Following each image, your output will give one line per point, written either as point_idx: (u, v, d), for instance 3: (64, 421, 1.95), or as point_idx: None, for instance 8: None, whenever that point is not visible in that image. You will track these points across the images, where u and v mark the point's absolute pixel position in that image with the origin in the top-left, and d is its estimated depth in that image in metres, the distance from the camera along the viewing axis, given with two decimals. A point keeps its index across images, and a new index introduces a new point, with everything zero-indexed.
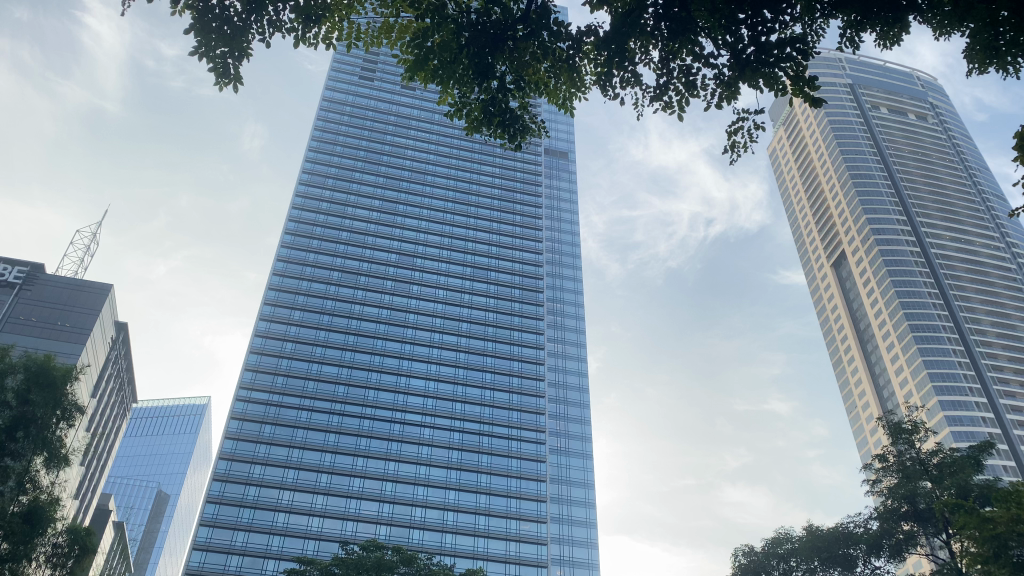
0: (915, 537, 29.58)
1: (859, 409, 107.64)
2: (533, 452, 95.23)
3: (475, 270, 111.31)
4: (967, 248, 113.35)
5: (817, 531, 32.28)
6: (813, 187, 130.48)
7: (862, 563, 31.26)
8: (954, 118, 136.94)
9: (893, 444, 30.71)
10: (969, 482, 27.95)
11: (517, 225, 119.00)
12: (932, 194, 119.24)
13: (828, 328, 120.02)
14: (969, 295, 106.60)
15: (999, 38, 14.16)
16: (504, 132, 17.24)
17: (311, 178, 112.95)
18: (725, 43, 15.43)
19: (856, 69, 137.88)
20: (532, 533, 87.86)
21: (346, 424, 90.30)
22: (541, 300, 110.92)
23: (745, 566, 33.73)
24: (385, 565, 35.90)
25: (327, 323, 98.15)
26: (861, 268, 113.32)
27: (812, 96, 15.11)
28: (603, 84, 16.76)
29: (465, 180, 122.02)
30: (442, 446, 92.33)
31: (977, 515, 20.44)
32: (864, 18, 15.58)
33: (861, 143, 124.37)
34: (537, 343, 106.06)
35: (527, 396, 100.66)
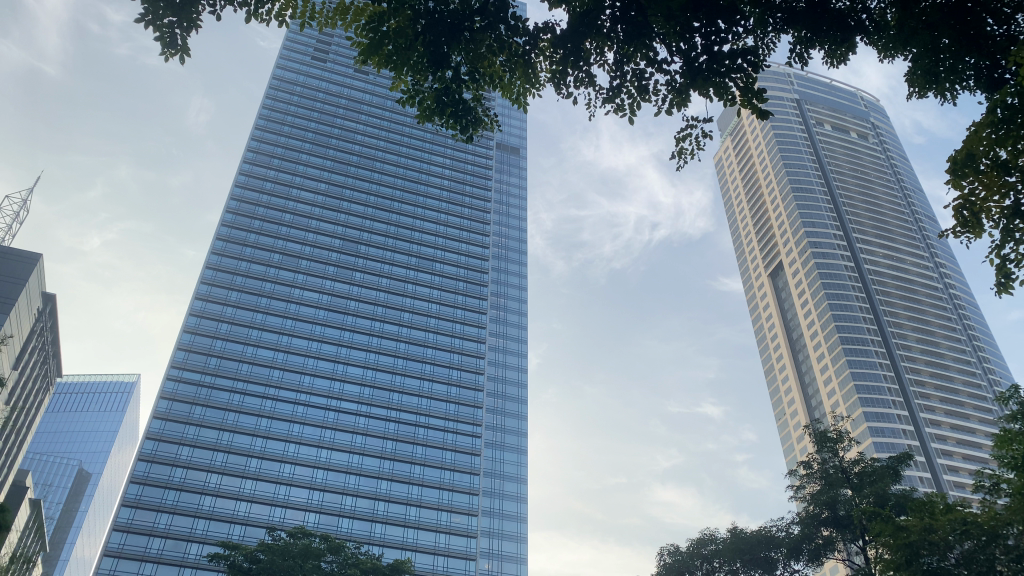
0: (834, 543, 30.31)
1: (787, 416, 110.27)
2: (468, 445, 95.47)
3: (419, 260, 110.87)
4: (898, 266, 117.22)
5: (741, 533, 33.01)
6: (755, 197, 133.35)
7: (782, 566, 32.15)
8: (893, 138, 141.46)
9: (817, 452, 31.59)
10: (887, 491, 28.94)
11: (465, 218, 118.75)
12: (868, 212, 122.92)
13: (762, 336, 122.68)
14: (897, 311, 110.10)
15: (939, 63, 14.61)
16: (456, 122, 17.13)
17: (256, 157, 110.69)
18: (678, 49, 15.61)
19: (804, 85, 141.11)
20: (463, 526, 88.27)
21: (279, 409, 88.86)
22: (484, 294, 111.10)
23: (670, 566, 34.40)
24: (311, 553, 35.53)
25: (264, 306, 96.37)
26: (797, 280, 116.23)
27: (759, 108, 15.45)
28: (556, 81, 16.77)
29: (415, 169, 121.10)
30: (376, 436, 91.67)
31: (891, 523, 20.88)
32: (813, 35, 15.93)
33: (803, 157, 127.48)
34: (478, 336, 106.24)
35: (465, 389, 100.72)
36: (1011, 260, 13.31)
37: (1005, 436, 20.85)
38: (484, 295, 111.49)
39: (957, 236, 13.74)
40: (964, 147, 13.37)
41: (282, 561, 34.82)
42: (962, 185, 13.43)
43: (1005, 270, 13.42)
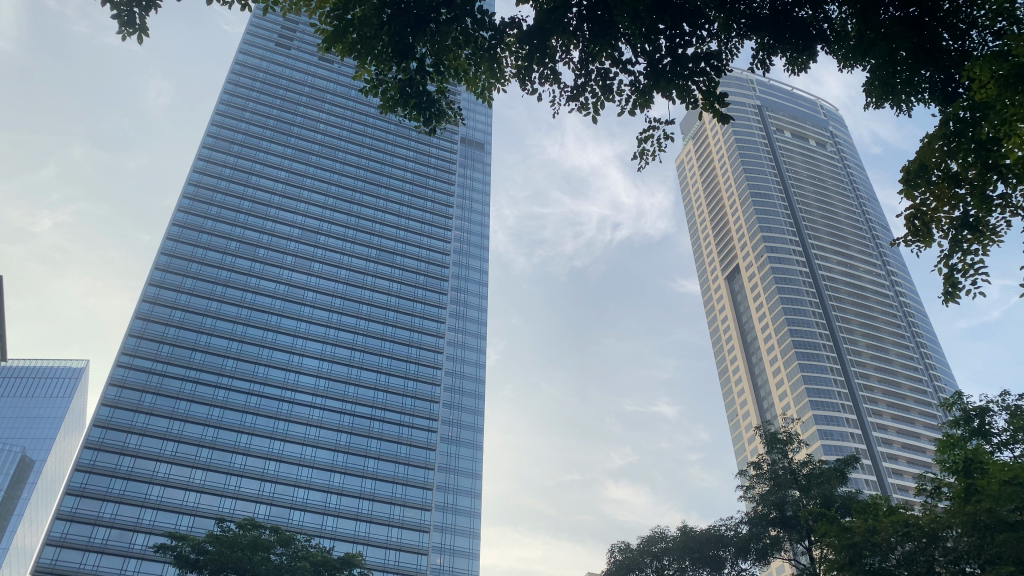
0: (781, 543, 30.83)
1: (739, 417, 111.84)
2: (423, 440, 95.27)
3: (380, 253, 110.09)
4: (851, 273, 119.65)
5: (691, 532, 33.41)
6: (715, 201, 134.98)
7: (730, 564, 32.69)
8: (850, 147, 144.25)
9: (767, 453, 32.13)
10: (832, 493, 29.53)
11: (427, 212, 118.19)
12: (824, 219, 125.19)
13: (717, 337, 124.24)
14: (849, 317, 112.34)
15: (896, 76, 14.73)
16: (419, 114, 17.06)
17: (215, 143, 108.83)
18: (643, 51, 15.69)
19: (766, 91, 143.03)
20: (415, 520, 88.10)
21: (232, 399, 87.59)
22: (444, 289, 110.75)
23: (620, 563, 34.76)
24: (261, 545, 35.11)
25: (220, 294, 94.89)
26: (753, 283, 117.96)
27: (720, 113, 15.60)
28: (521, 77, 16.77)
29: (378, 160, 120.18)
30: (330, 428, 90.91)
31: (836, 525, 21.26)
32: (775, 42, 16.06)
33: (763, 163, 129.29)
34: (437, 331, 105.89)
35: (422, 383, 100.39)
36: (958, 270, 13.61)
37: (947, 440, 21.50)
38: (444, 290, 111.15)
39: (908, 245, 14.02)
40: (918, 158, 13.64)
41: (231, 552, 34.36)
42: (914, 195, 13.71)
43: (952, 280, 13.74)
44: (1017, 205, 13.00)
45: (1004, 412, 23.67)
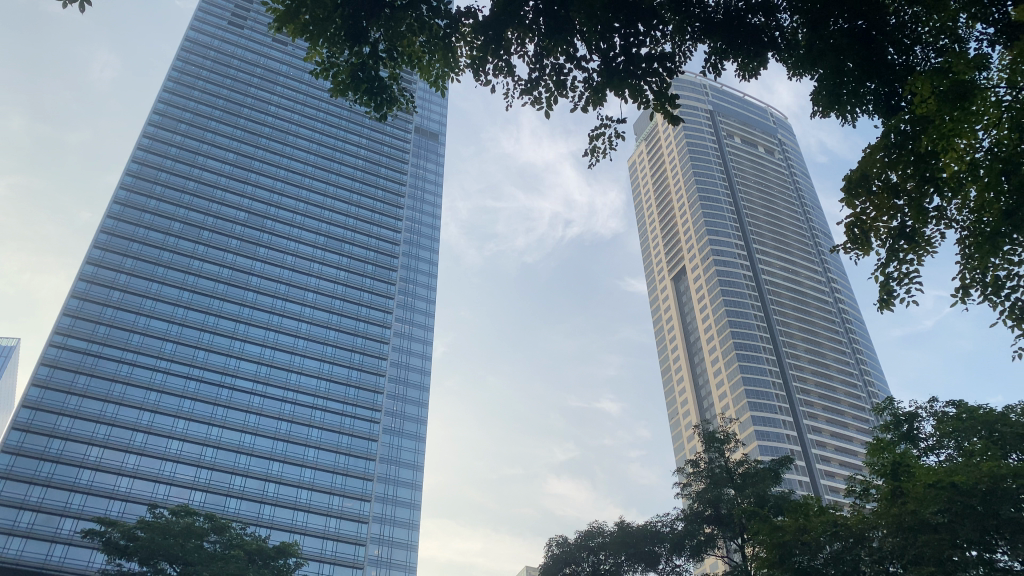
0: (715, 540, 31.39)
1: (680, 416, 113.66)
2: (365, 430, 94.56)
3: (328, 240, 108.75)
4: (793, 278, 122.28)
5: (628, 528, 33.73)
6: (664, 202, 136.60)
7: (664, 560, 33.12)
8: (797, 156, 147.41)
9: (705, 451, 32.62)
10: (766, 492, 30.09)
11: (378, 200, 117.13)
12: (769, 225, 127.67)
13: (662, 336, 125.90)
14: (789, 322, 114.82)
15: (843, 86, 14.94)
16: (370, 99, 16.84)
17: (162, 121, 106.11)
18: (598, 48, 15.73)
19: (718, 97, 145.09)
20: (354, 511, 87.51)
21: (170, 383, 85.68)
22: (392, 279, 110.01)
23: (557, 556, 35.01)
24: (194, 532, 34.41)
25: (160, 276, 92.60)
26: (698, 285, 119.78)
27: (671, 114, 15.75)
28: (475, 67, 16.66)
29: (330, 146, 118.47)
30: (271, 416, 89.56)
31: (768, 525, 21.69)
32: (728, 47, 16.27)
33: (712, 167, 131.19)
34: (383, 321, 105.07)
35: (366, 373, 99.64)
36: (894, 279, 13.94)
37: (878, 443, 22.18)
38: (392, 280, 110.30)
39: (846, 252, 14.34)
40: (860, 168, 13.93)
41: (162, 539, 33.69)
42: (855, 204, 14.02)
43: (887, 288, 14.08)
44: (951, 217, 13.38)
45: (932, 417, 24.46)
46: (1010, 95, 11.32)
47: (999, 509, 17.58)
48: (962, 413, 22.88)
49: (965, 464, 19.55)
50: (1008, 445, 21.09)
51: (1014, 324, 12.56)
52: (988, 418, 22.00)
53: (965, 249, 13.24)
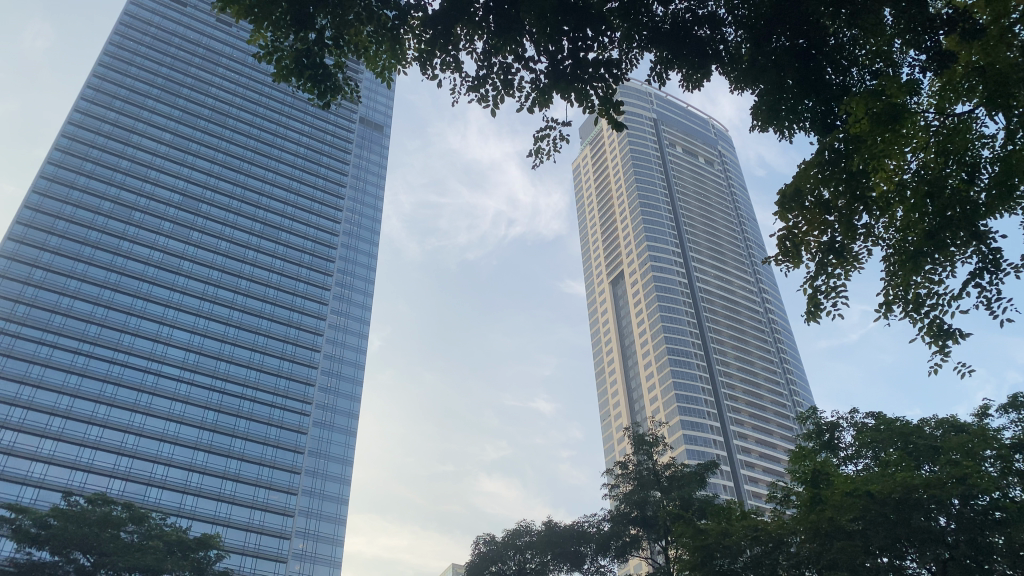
0: (640, 541, 31.92)
1: (611, 418, 115.16)
2: (295, 422, 93.19)
3: (264, 228, 106.66)
4: (727, 287, 124.90)
5: (555, 528, 33.90)
6: (606, 207, 137.96)
7: (589, 560, 33.44)
8: (735, 167, 150.69)
9: (635, 454, 33.06)
10: (691, 496, 30.69)
11: (318, 189, 115.41)
12: (705, 235, 130.16)
13: (597, 339, 127.19)
14: (721, 329, 117.26)
15: (782, 103, 15.27)
16: (313, 86, 16.56)
17: (95, 95, 102.73)
18: (546, 50, 15.76)
19: (662, 105, 147.09)
20: (280, 504, 86.36)
21: (92, 367, 82.96)
22: (329, 270, 108.60)
23: (484, 554, 35.01)
24: (111, 521, 33.42)
25: (87, 257, 89.59)
26: (635, 290, 121.40)
27: (615, 121, 15.91)
28: (423, 61, 16.54)
29: (271, 132, 116.17)
30: (197, 405, 87.44)
31: (692, 527, 22.14)
32: (673, 57, 16.50)
33: (653, 174, 133.08)
34: (318, 312, 103.62)
35: (298, 364, 98.19)
36: (821, 292, 14.27)
37: (800, 451, 22.74)
38: (329, 271, 108.84)
39: (777, 264, 14.59)
40: (794, 182, 14.12)
41: (76, 527, 32.36)
42: (788, 218, 14.26)
43: (814, 300, 14.40)
44: (878, 234, 13.81)
45: (852, 428, 25.28)
46: (938, 121, 11.72)
47: (910, 518, 18.35)
48: (881, 424, 23.71)
49: (880, 474, 20.27)
50: (921, 457, 21.90)
51: (932, 340, 13.00)
52: (904, 430, 22.76)
53: (890, 267, 13.64)
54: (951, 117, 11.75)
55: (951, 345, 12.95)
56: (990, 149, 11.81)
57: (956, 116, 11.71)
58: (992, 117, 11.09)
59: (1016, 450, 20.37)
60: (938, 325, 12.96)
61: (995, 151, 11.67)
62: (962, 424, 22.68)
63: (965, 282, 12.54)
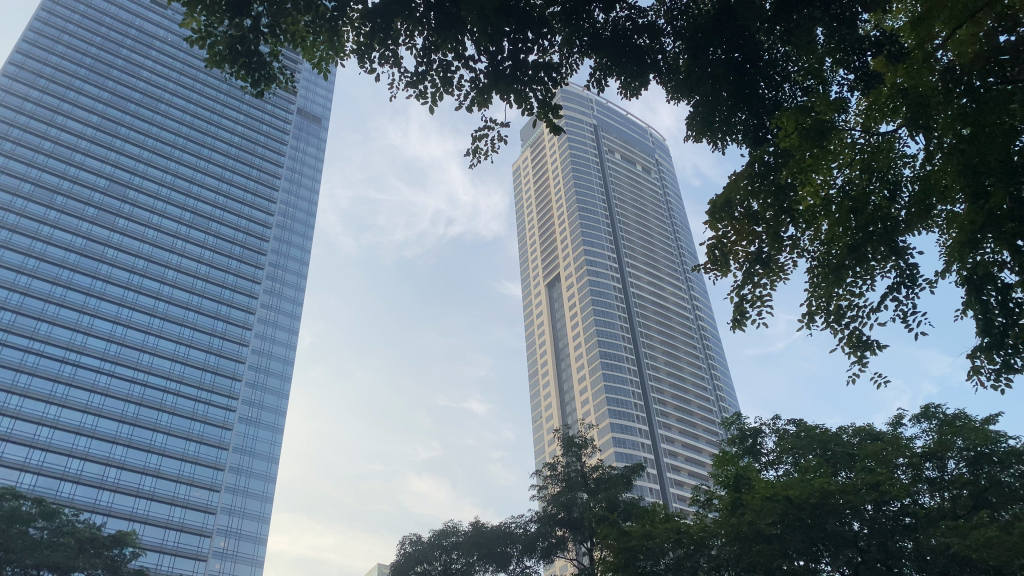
0: (566, 543, 32.25)
1: (543, 419, 115.83)
2: (219, 418, 90.96)
3: (194, 217, 103.73)
4: (660, 294, 126.87)
5: (482, 528, 33.82)
6: (544, 210, 138.59)
7: (515, 561, 33.54)
8: (671, 177, 153.29)
9: (563, 455, 33.26)
10: (617, 498, 31.05)
11: (251, 180, 113.00)
12: (640, 241, 132.03)
13: (532, 340, 127.66)
14: (652, 335, 119.00)
15: (717, 114, 15.55)
16: (247, 74, 16.19)
17: (18, 73, 99.25)
18: (486, 51, 15.69)
19: (603, 112, 148.45)
20: (201, 501, 84.38)
21: (5, 356, 79.62)
22: (260, 263, 106.43)
23: (409, 554, 34.66)
24: (20, 517, 31.61)
25: (3, 240, 86.22)
26: (570, 293, 122.24)
27: (553, 124, 15.95)
28: (361, 53, 16.31)
29: (205, 119, 113.19)
30: (117, 398, 84.66)
31: (617, 529, 22.30)
32: (612, 64, 16.66)
33: (591, 180, 134.28)
34: (247, 306, 101.38)
35: (225, 359, 95.88)
36: (747, 301, 14.56)
37: (724, 456, 23.28)
38: (260, 264, 106.60)
39: (705, 272, 14.85)
40: (724, 194, 14.41)
41: None
42: (717, 227, 14.50)
43: (741, 309, 14.66)
44: (803, 246, 14.19)
45: (774, 434, 25.88)
46: (863, 139, 12.23)
47: (825, 523, 18.80)
48: (800, 431, 24.35)
49: (799, 480, 20.67)
50: (839, 463, 22.55)
51: (850, 351, 13.44)
52: (822, 437, 23.51)
53: (813, 278, 14.04)
54: (877, 134, 12.20)
55: (868, 356, 13.40)
56: (912, 167, 12.28)
57: (880, 135, 12.20)
58: (913, 136, 11.49)
59: (927, 459, 21.06)
60: (857, 337, 13.39)
61: (914, 169, 12.16)
62: (877, 432, 23.56)
63: (883, 295, 12.99)
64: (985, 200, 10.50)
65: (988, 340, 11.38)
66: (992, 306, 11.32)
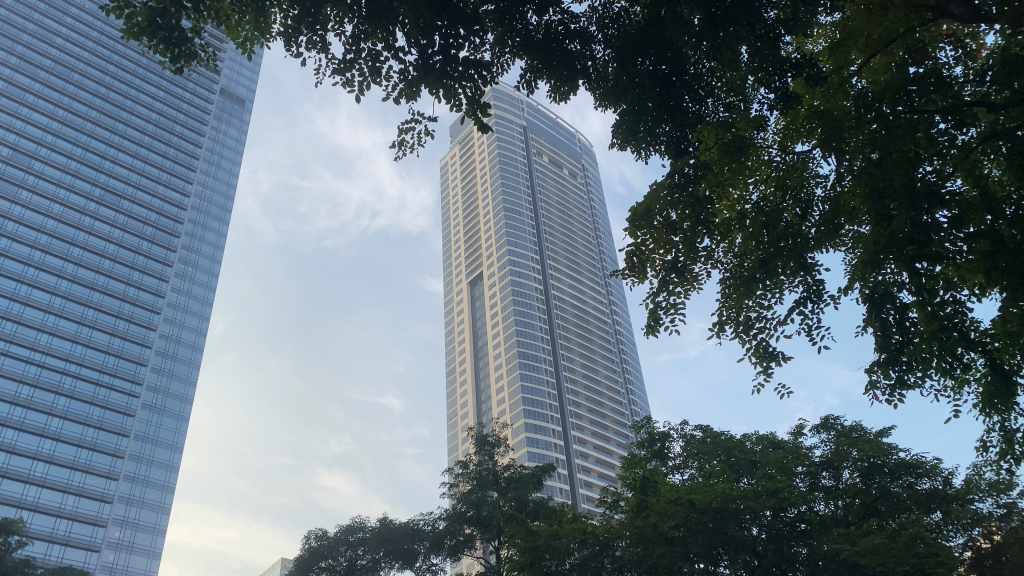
0: (473, 540, 32.14)
1: (458, 417, 115.67)
2: (121, 403, 87.48)
3: (105, 194, 99.46)
4: (580, 297, 128.34)
5: (390, 524, 33.58)
6: (470, 208, 138.35)
7: (422, 558, 33.39)
8: (596, 182, 155.51)
9: (476, 454, 33.23)
10: (527, 497, 31.16)
11: (168, 159, 108.87)
12: (563, 245, 133.33)
13: (451, 337, 127.24)
14: (571, 338, 120.32)
15: (641, 124, 15.75)
16: (167, 49, 15.59)
17: None
18: (417, 44, 15.47)
19: (533, 114, 149.04)
20: (97, 489, 81.24)
21: None
22: (173, 245, 102.66)
23: (314, 549, 34.10)
24: None
25: None
26: (491, 293, 122.43)
27: (481, 121, 15.80)
28: (287, 36, 15.94)
29: (121, 93, 108.62)
30: (10, 378, 80.58)
31: (525, 528, 22.35)
32: (543, 66, 16.66)
33: (519, 181, 134.76)
34: (157, 289, 97.67)
35: (130, 342, 92.09)
36: (662, 307, 14.80)
37: (632, 458, 23.60)
38: (173, 247, 102.62)
39: (624, 277, 15.05)
40: (644, 202, 14.51)
41: None
42: (637, 234, 14.63)
43: (655, 315, 14.89)
44: (717, 258, 14.59)
45: (681, 439, 26.48)
46: (778, 156, 12.71)
47: (725, 527, 19.27)
48: (707, 437, 25.00)
49: (702, 485, 21.18)
50: (741, 470, 23.32)
51: (757, 361, 13.85)
52: (728, 444, 24.14)
53: (725, 289, 14.42)
54: (792, 153, 12.69)
55: (773, 367, 13.81)
56: (822, 188, 12.75)
57: (796, 155, 12.66)
58: (826, 158, 11.95)
59: (824, 468, 21.91)
60: (764, 347, 13.81)
61: (825, 191, 12.64)
62: (779, 441, 24.44)
63: (790, 308, 13.44)
64: (889, 222, 10.89)
65: (884, 356, 11.89)
66: (890, 324, 11.84)
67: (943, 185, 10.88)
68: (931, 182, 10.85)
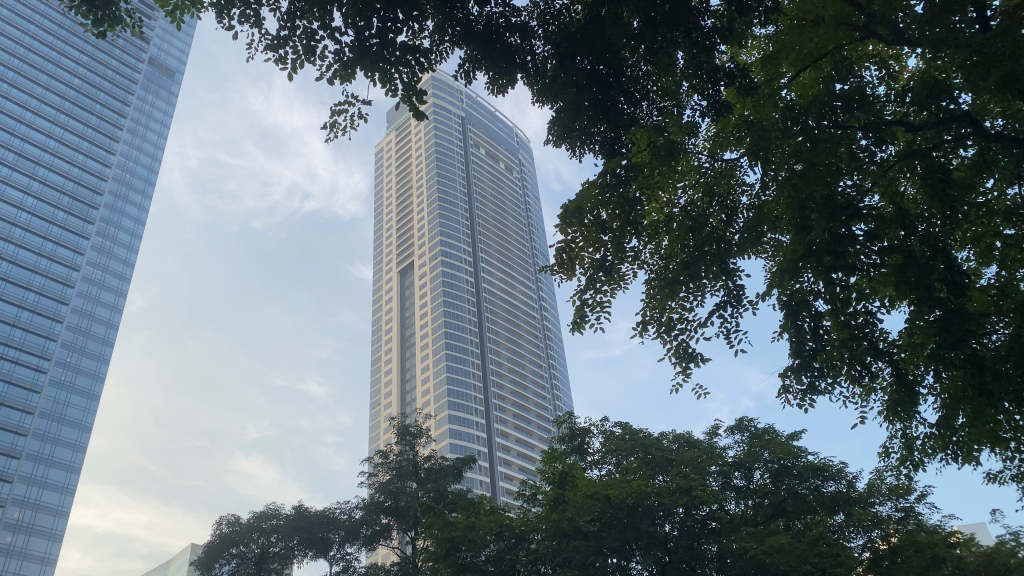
0: (390, 531, 31.68)
1: (381, 406, 114.71)
2: (26, 378, 83.72)
3: (19, 159, 94.66)
4: (509, 291, 128.75)
5: (304, 512, 33.12)
6: (404, 196, 137.13)
7: (336, 547, 32.96)
8: (531, 177, 156.22)
9: (398, 444, 32.86)
10: (446, 489, 30.91)
11: (89, 127, 104.46)
12: (496, 238, 133.48)
13: (378, 325, 125.94)
14: (499, 331, 120.62)
15: (577, 122, 15.81)
16: (90, 11, 14.91)
17: None
18: (354, 25, 15.16)
19: (472, 105, 148.39)
20: None
21: None
22: (91, 217, 98.70)
23: (225, 536, 33.29)
24: None
25: None
26: (421, 282, 121.64)
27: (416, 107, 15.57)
28: (220, 8, 15.45)
29: (42, 55, 103.62)
30: None
31: (442, 519, 22.16)
32: (482, 58, 16.55)
33: (454, 172, 134.21)
34: (71, 262, 93.96)
35: (39, 316, 87.87)
36: (588, 306, 14.90)
37: (552, 453, 23.62)
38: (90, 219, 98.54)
39: (553, 273, 15.10)
40: (576, 200, 14.48)
41: None
42: (567, 231, 14.66)
43: (581, 312, 14.99)
44: (643, 259, 14.79)
45: (600, 435, 26.78)
46: (707, 163, 13.01)
47: (639, 522, 19.59)
48: (626, 435, 25.34)
49: (619, 480, 21.54)
50: (657, 467, 23.82)
51: (676, 361, 14.08)
52: (646, 442, 24.53)
53: (649, 291, 14.63)
54: (721, 160, 13.00)
55: (692, 367, 14.08)
56: (748, 196, 13.13)
57: (724, 162, 12.97)
58: (752, 167, 12.27)
59: (736, 468, 22.40)
60: (684, 349, 14.06)
61: (751, 198, 13.04)
62: (695, 440, 25.02)
63: (711, 310, 13.70)
64: (808, 232, 11.10)
65: (798, 362, 12.16)
66: (805, 331, 12.06)
67: (861, 199, 11.19)
68: (849, 196, 11.10)
